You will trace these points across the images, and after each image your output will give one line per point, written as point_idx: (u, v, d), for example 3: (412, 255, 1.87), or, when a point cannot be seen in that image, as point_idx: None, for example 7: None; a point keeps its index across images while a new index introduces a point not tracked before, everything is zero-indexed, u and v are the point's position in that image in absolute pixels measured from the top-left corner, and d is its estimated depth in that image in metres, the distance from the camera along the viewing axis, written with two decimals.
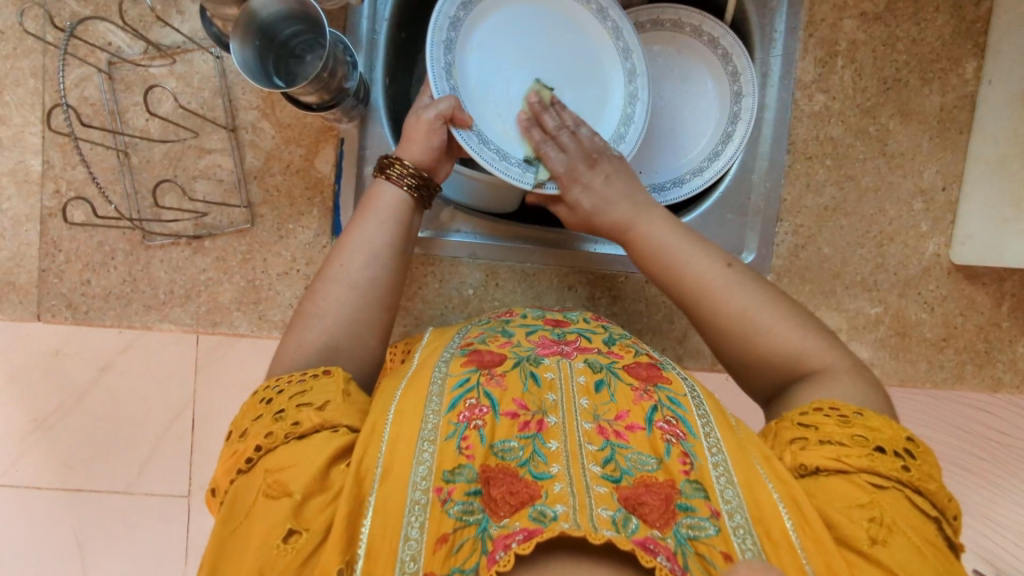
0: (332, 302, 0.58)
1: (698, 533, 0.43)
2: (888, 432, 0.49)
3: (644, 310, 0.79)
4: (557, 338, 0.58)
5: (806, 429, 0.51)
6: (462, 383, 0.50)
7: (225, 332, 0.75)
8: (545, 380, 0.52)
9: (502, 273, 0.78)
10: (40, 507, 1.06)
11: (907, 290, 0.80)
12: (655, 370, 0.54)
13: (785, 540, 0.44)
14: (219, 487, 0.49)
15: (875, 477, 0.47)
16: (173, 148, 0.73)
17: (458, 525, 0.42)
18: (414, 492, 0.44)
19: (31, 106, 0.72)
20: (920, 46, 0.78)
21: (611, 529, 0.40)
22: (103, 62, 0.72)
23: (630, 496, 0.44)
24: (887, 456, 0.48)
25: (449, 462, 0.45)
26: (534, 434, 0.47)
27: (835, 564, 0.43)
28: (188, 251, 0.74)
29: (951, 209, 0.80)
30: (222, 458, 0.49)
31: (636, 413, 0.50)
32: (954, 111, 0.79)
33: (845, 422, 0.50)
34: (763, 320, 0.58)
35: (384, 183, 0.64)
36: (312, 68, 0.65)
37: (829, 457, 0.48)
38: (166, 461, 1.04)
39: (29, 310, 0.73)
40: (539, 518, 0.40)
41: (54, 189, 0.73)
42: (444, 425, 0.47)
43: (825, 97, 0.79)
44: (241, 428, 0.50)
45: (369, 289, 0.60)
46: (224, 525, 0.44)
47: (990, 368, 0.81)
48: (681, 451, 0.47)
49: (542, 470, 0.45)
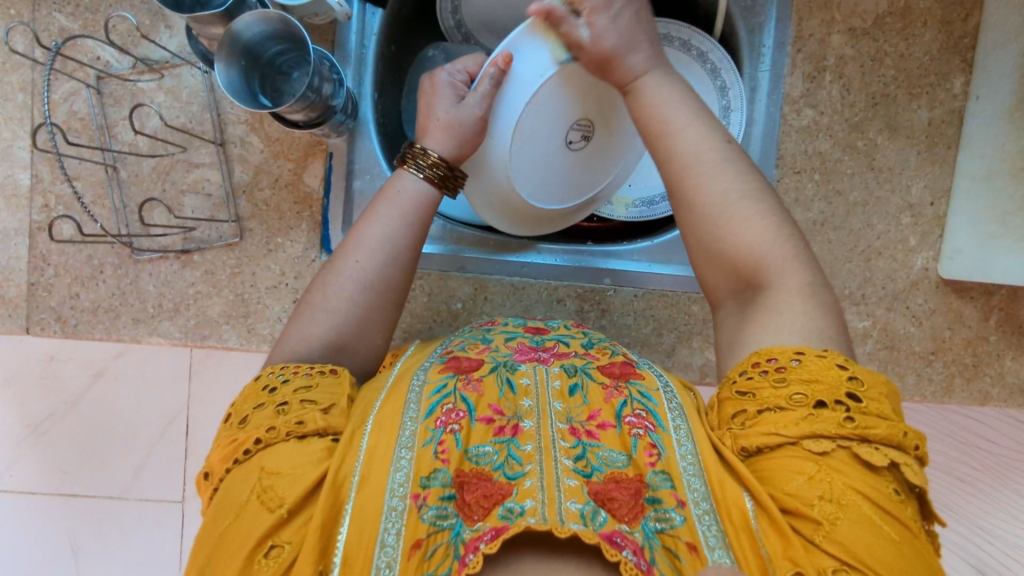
0: (343, 298, 0.57)
1: (665, 526, 0.43)
2: (835, 377, 0.45)
3: (633, 323, 0.79)
4: (534, 345, 0.58)
5: (744, 398, 0.48)
6: (439, 390, 0.51)
7: (214, 346, 0.75)
8: (521, 386, 0.52)
9: (490, 287, 0.78)
10: (32, 513, 1.06)
11: (894, 304, 0.81)
12: (629, 367, 0.55)
13: (747, 530, 0.44)
14: (212, 471, 0.49)
15: (818, 442, 0.44)
16: (161, 163, 0.73)
17: (433, 530, 0.42)
18: (390, 499, 0.44)
19: (20, 120, 0.72)
20: (908, 61, 0.78)
21: (579, 522, 0.40)
22: (92, 77, 0.72)
23: (600, 491, 0.44)
24: (829, 411, 0.45)
25: (425, 468, 0.45)
26: (508, 439, 0.47)
27: (795, 552, 0.42)
28: (177, 265, 0.74)
29: (939, 223, 0.80)
30: (219, 443, 0.50)
31: (607, 412, 0.50)
32: (943, 126, 0.79)
33: (781, 382, 0.46)
34: (742, 210, 0.53)
35: (406, 175, 0.62)
36: (298, 85, 0.65)
37: (766, 431, 0.46)
38: (160, 467, 1.04)
39: (18, 324, 0.73)
40: (507, 516, 0.41)
41: (42, 204, 0.73)
42: (421, 432, 0.47)
43: (813, 111, 0.79)
44: (243, 414, 0.50)
45: (382, 290, 0.59)
46: (215, 524, 0.45)
47: (978, 382, 0.81)
48: (649, 444, 0.48)
49: (516, 471, 0.45)
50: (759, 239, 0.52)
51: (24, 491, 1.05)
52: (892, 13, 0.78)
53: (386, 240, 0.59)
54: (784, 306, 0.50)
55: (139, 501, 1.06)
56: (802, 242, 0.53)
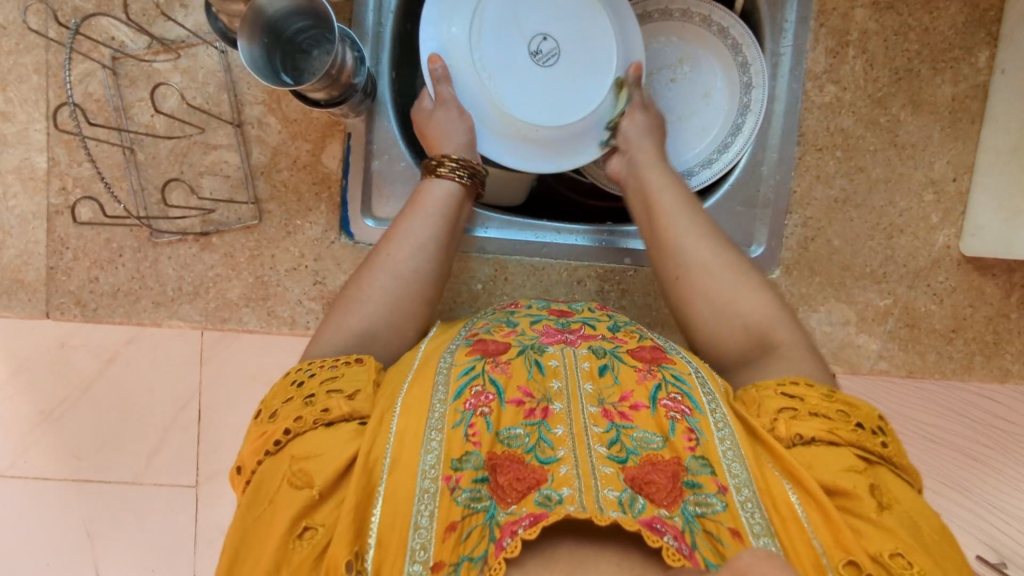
0: (376, 288, 0.59)
1: (706, 510, 0.43)
2: (866, 411, 0.51)
3: (654, 303, 0.79)
4: (561, 327, 0.57)
5: (793, 399, 0.51)
6: (468, 372, 0.51)
7: (234, 329, 0.75)
8: (550, 368, 0.52)
9: (510, 268, 0.78)
10: (49, 498, 1.06)
11: (916, 282, 0.80)
12: (658, 352, 0.55)
13: (795, 520, 0.44)
14: (243, 466, 0.49)
15: (863, 453, 0.48)
16: (178, 145, 0.72)
17: (467, 512, 0.42)
18: (422, 481, 0.44)
19: (35, 102, 0.71)
20: (932, 35, 0.77)
21: (618, 510, 0.41)
22: (107, 57, 0.71)
23: (636, 476, 0.44)
24: (868, 432, 0.49)
25: (456, 450, 0.45)
26: (539, 421, 0.48)
27: (844, 538, 0.43)
28: (196, 248, 0.73)
29: (962, 199, 0.79)
30: (250, 437, 0.50)
31: (639, 393, 0.50)
32: (967, 100, 0.78)
33: (829, 398, 0.51)
34: (732, 283, 0.60)
35: (434, 180, 0.66)
36: (319, 64, 0.64)
37: (818, 429, 0.49)
38: (178, 449, 1.04)
39: (38, 308, 0.73)
40: (545, 502, 0.41)
41: (60, 186, 0.72)
42: (450, 414, 0.47)
43: (836, 87, 0.78)
44: (272, 409, 0.50)
45: (412, 280, 0.60)
46: (248, 512, 0.45)
47: (998, 359, 0.81)
48: (686, 428, 0.48)
49: (550, 455, 0.45)
50: (763, 313, 0.59)
51: (42, 476, 1.05)
52: None
53: (416, 236, 0.62)
54: (789, 359, 0.55)
55: (156, 484, 1.06)
56: (794, 318, 0.59)
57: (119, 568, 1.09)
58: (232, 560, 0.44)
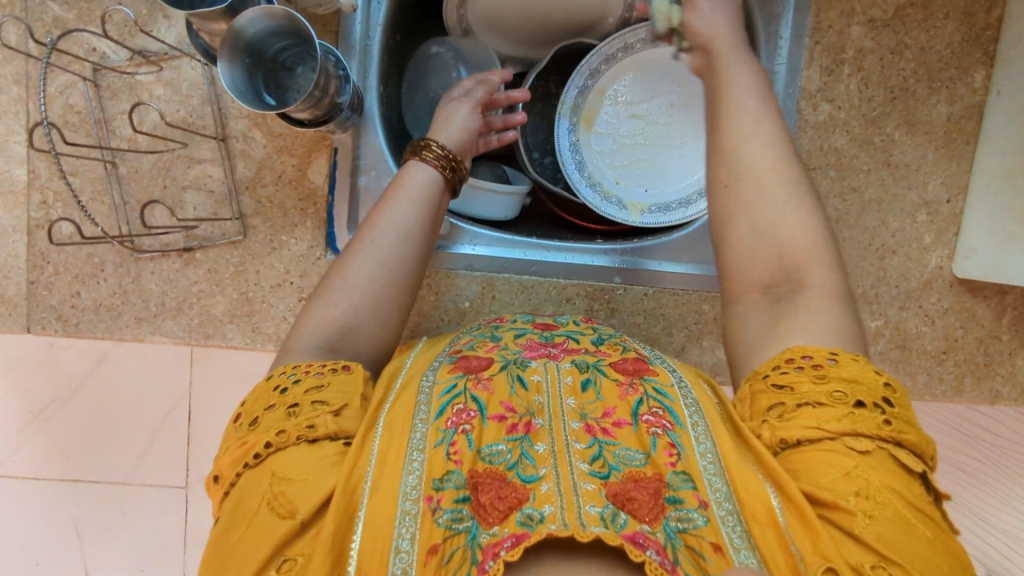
0: (358, 277, 0.56)
1: (688, 525, 0.43)
2: (873, 381, 0.47)
3: (643, 322, 0.78)
4: (544, 340, 0.57)
5: (782, 391, 0.48)
6: (449, 390, 0.50)
7: (218, 345, 0.74)
8: (533, 382, 0.51)
9: (498, 286, 0.77)
10: (34, 503, 1.06)
11: (908, 303, 0.80)
12: (642, 363, 0.54)
13: (773, 524, 0.43)
14: (221, 474, 0.47)
15: (859, 441, 0.45)
16: (161, 159, 0.71)
17: (448, 534, 0.41)
18: (404, 503, 0.43)
19: (15, 114, 0.70)
20: (928, 54, 0.76)
21: (600, 524, 0.40)
22: (87, 69, 0.70)
23: (618, 492, 0.43)
24: (869, 411, 0.45)
25: (437, 470, 0.45)
26: (521, 437, 0.47)
27: (824, 546, 0.41)
28: (179, 263, 0.72)
29: (955, 220, 0.79)
30: (230, 446, 0.48)
31: (622, 409, 0.49)
32: (962, 121, 0.77)
33: (820, 378, 0.47)
34: (783, 204, 0.53)
35: (416, 163, 0.63)
36: (304, 81, 0.64)
37: (807, 425, 0.46)
38: (166, 448, 1.04)
39: (18, 323, 0.72)
40: (526, 522, 0.40)
41: (40, 200, 0.71)
42: (432, 433, 0.47)
43: (830, 106, 0.77)
44: (252, 415, 0.49)
45: (396, 269, 0.57)
46: (223, 536, 0.44)
47: (989, 381, 0.81)
48: (667, 443, 0.47)
49: (531, 473, 0.45)
50: (806, 240, 0.53)
51: (29, 476, 1.04)
52: (913, 4, 0.76)
53: (401, 220, 0.59)
54: (815, 306, 0.51)
55: (143, 483, 1.05)
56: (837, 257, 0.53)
57: (107, 572, 1.09)
58: None
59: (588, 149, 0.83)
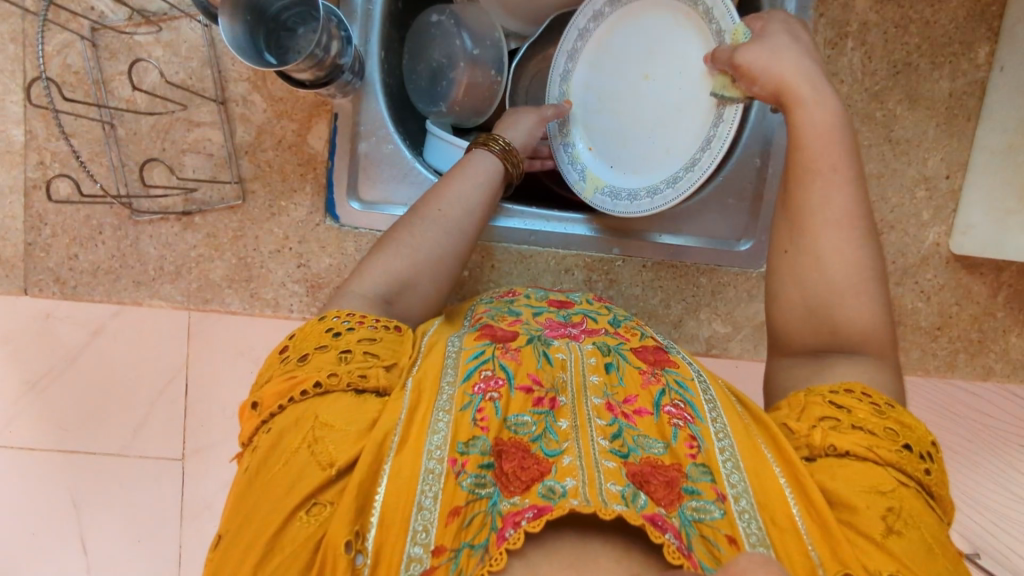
0: (425, 241, 0.60)
1: (704, 516, 0.42)
2: (921, 434, 0.48)
3: (642, 294, 0.78)
4: (563, 320, 0.57)
5: (839, 411, 0.49)
6: (477, 356, 0.50)
7: (216, 310, 0.74)
8: (556, 359, 0.52)
9: (497, 255, 0.77)
10: (30, 470, 1.06)
11: (904, 279, 0.80)
12: (661, 353, 0.54)
13: (793, 529, 0.43)
14: (260, 402, 0.48)
15: (900, 474, 0.45)
16: (160, 121, 0.70)
17: (471, 498, 0.41)
18: (428, 461, 0.43)
19: (12, 73, 0.69)
20: (932, 28, 0.76)
21: (621, 503, 0.40)
22: (85, 28, 0.69)
23: (636, 473, 0.43)
24: (913, 456, 0.47)
25: (463, 434, 0.45)
26: (546, 412, 0.47)
27: (842, 551, 0.42)
28: (178, 227, 0.72)
29: (954, 197, 0.79)
30: (274, 377, 0.49)
31: (643, 399, 0.49)
32: (964, 97, 0.77)
33: (879, 414, 0.48)
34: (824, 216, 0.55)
35: (482, 151, 0.66)
36: (304, 42, 0.63)
37: (857, 441, 0.47)
38: (163, 420, 1.04)
39: (15, 285, 0.71)
40: (548, 495, 0.40)
41: (37, 160, 0.70)
42: (459, 397, 0.47)
43: (834, 80, 0.77)
44: (301, 352, 0.49)
45: (458, 240, 0.61)
46: (261, 469, 0.44)
47: (982, 358, 0.81)
48: (689, 435, 0.47)
49: (554, 447, 0.44)
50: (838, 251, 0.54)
51: (25, 446, 1.04)
52: None
53: (465, 201, 0.63)
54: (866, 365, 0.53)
55: (140, 457, 1.06)
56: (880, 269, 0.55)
57: (104, 539, 1.10)
58: (233, 523, 0.43)
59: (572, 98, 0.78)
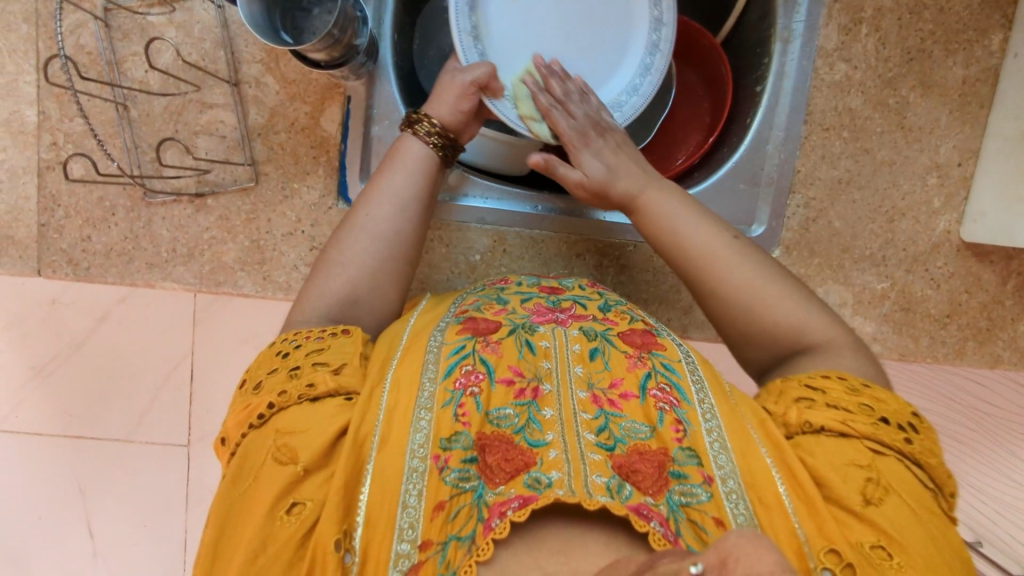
0: (357, 252, 0.58)
1: (691, 500, 0.42)
2: (897, 407, 0.49)
3: (652, 279, 0.78)
4: (553, 305, 0.57)
5: (813, 391, 0.50)
6: (459, 351, 0.50)
7: (229, 293, 0.74)
8: (540, 349, 0.52)
9: (509, 239, 0.77)
10: (37, 455, 1.06)
11: (914, 266, 0.80)
12: (649, 337, 0.54)
13: (780, 506, 0.44)
14: (228, 436, 0.49)
15: (878, 444, 0.47)
16: (173, 103, 0.70)
17: (455, 492, 0.41)
18: (411, 459, 0.44)
19: (25, 53, 0.69)
20: (947, 15, 0.76)
21: (606, 495, 0.40)
22: (99, 8, 0.69)
23: (623, 464, 0.43)
24: (891, 428, 0.48)
25: (445, 429, 0.45)
26: (529, 402, 0.47)
27: (827, 527, 0.43)
28: (191, 210, 0.72)
29: (965, 185, 0.79)
30: (234, 409, 0.50)
31: (629, 382, 0.50)
32: (977, 84, 0.77)
33: (854, 392, 0.50)
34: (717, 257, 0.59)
35: (411, 138, 0.64)
36: (320, 23, 0.63)
37: (836, 419, 0.48)
38: (170, 405, 1.04)
39: (29, 266, 0.72)
40: (534, 485, 0.40)
41: (50, 141, 0.70)
42: (440, 393, 0.47)
43: (847, 66, 0.77)
44: (256, 380, 0.50)
45: (394, 241, 0.60)
46: (231, 488, 0.45)
47: (990, 345, 0.81)
48: (674, 419, 0.47)
49: (538, 438, 0.45)
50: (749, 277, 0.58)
51: (33, 430, 1.04)
52: None
53: (395, 194, 0.61)
54: (830, 356, 0.54)
55: (147, 443, 1.06)
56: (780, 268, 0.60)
57: (111, 523, 1.10)
58: (211, 537, 0.43)
59: (490, 49, 0.71)
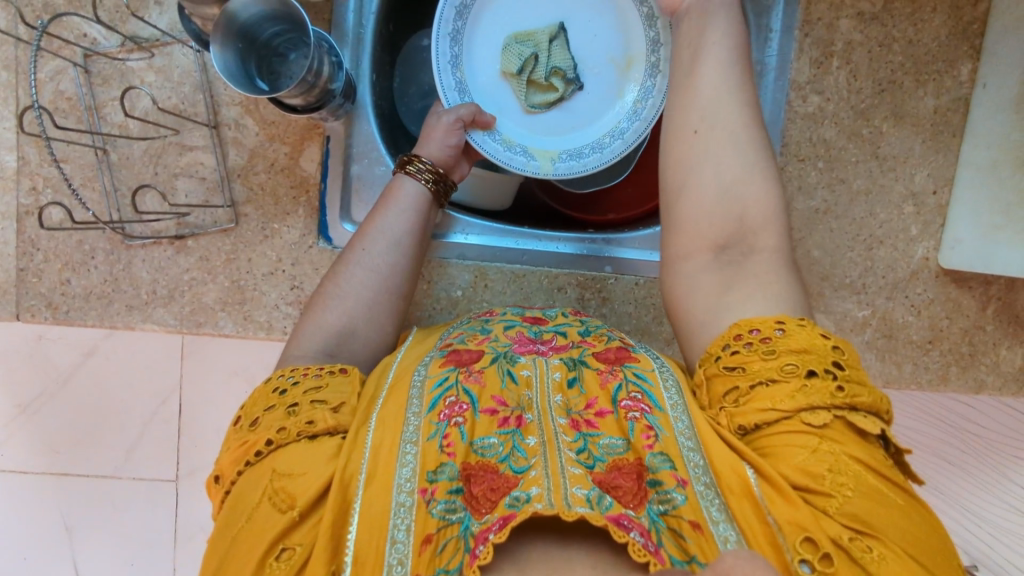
0: (354, 285, 0.59)
1: (668, 506, 0.43)
2: (824, 347, 0.47)
3: (634, 311, 0.78)
4: (534, 336, 0.56)
5: (734, 375, 0.48)
6: (442, 383, 0.50)
7: (210, 333, 0.73)
8: (523, 378, 0.51)
9: (490, 274, 0.77)
10: (21, 494, 1.05)
11: (894, 293, 0.81)
12: (623, 351, 0.54)
13: (750, 496, 0.44)
14: (222, 474, 0.48)
15: (817, 416, 0.45)
16: (153, 146, 0.71)
17: (442, 525, 0.41)
18: (399, 495, 0.43)
19: (4, 100, 0.70)
20: (916, 46, 0.77)
21: (585, 505, 0.40)
22: (78, 55, 0.70)
23: (603, 480, 0.44)
24: (823, 381, 0.46)
25: (432, 463, 0.44)
26: (513, 430, 0.47)
27: (800, 516, 0.42)
28: (171, 251, 0.72)
29: (942, 212, 0.79)
30: (230, 445, 0.49)
31: (604, 398, 0.50)
32: (948, 113, 0.78)
33: (772, 354, 0.47)
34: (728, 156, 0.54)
35: (404, 178, 0.66)
36: (296, 67, 0.65)
37: (763, 406, 0.47)
38: (155, 445, 1.02)
39: (7, 311, 0.71)
40: (513, 504, 0.41)
41: (30, 186, 0.71)
42: (425, 426, 0.47)
43: (819, 98, 0.79)
44: (252, 417, 0.49)
45: (389, 277, 0.61)
46: (225, 529, 0.44)
47: (973, 371, 0.81)
48: (645, 426, 0.47)
49: (522, 464, 0.44)
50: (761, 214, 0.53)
51: (18, 469, 1.03)
52: None
53: (390, 231, 0.62)
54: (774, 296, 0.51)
55: (133, 480, 1.04)
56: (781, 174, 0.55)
57: (96, 562, 1.09)
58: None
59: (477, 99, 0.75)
